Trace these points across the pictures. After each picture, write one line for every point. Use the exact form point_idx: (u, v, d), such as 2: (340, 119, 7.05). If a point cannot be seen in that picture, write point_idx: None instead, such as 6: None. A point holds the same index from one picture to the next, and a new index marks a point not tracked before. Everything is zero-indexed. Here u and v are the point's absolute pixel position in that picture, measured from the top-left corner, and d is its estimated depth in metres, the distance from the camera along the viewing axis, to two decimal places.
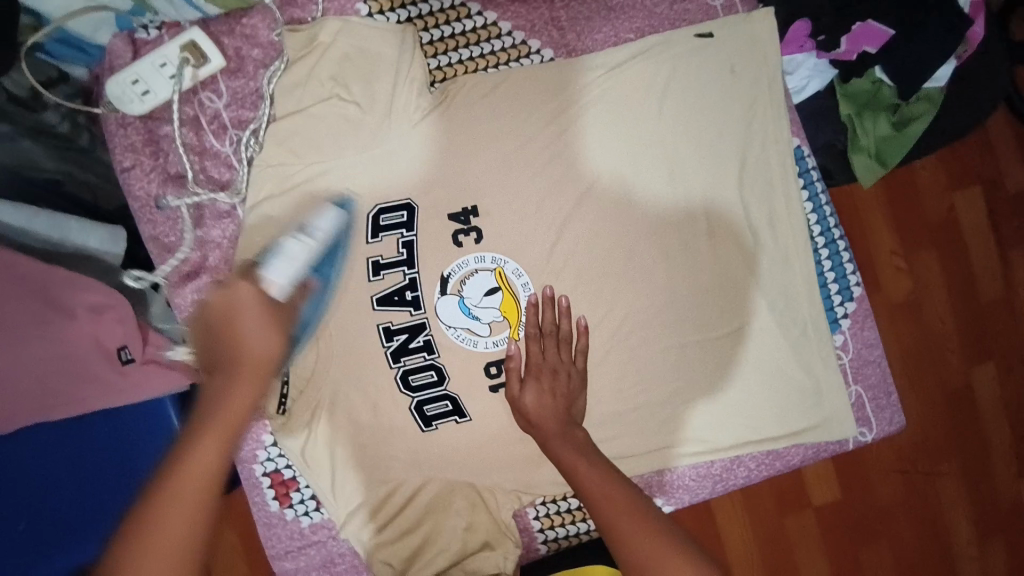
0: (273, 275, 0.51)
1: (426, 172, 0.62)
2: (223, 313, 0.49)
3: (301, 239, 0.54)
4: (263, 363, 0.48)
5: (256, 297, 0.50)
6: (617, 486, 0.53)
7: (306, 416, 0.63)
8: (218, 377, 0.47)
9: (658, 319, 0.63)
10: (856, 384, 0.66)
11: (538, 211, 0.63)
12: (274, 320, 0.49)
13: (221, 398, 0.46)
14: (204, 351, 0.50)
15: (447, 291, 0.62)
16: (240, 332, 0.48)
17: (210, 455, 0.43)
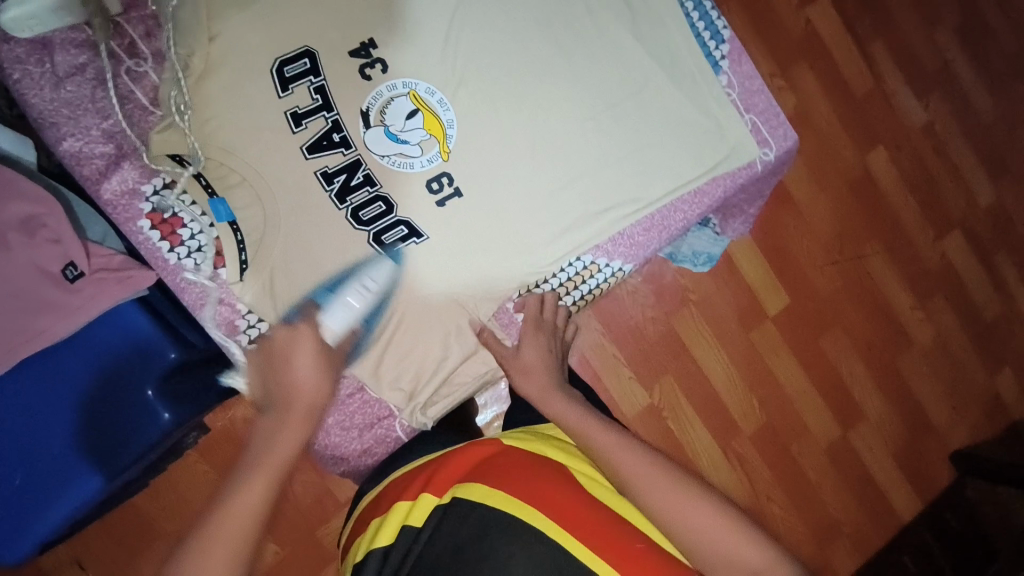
0: (329, 323, 0.62)
1: (313, 16, 0.64)
2: (286, 358, 0.60)
3: (357, 292, 0.63)
4: (311, 408, 0.59)
5: (314, 346, 0.60)
6: (618, 442, 0.64)
7: (266, 272, 0.65)
8: (271, 418, 0.58)
9: (568, 99, 0.69)
10: (749, 113, 0.75)
11: (429, 30, 0.67)
12: (323, 366, 0.60)
13: (274, 438, 0.57)
14: (262, 384, 0.61)
15: (371, 124, 0.65)
16: (294, 376, 0.59)
17: (256, 493, 0.54)
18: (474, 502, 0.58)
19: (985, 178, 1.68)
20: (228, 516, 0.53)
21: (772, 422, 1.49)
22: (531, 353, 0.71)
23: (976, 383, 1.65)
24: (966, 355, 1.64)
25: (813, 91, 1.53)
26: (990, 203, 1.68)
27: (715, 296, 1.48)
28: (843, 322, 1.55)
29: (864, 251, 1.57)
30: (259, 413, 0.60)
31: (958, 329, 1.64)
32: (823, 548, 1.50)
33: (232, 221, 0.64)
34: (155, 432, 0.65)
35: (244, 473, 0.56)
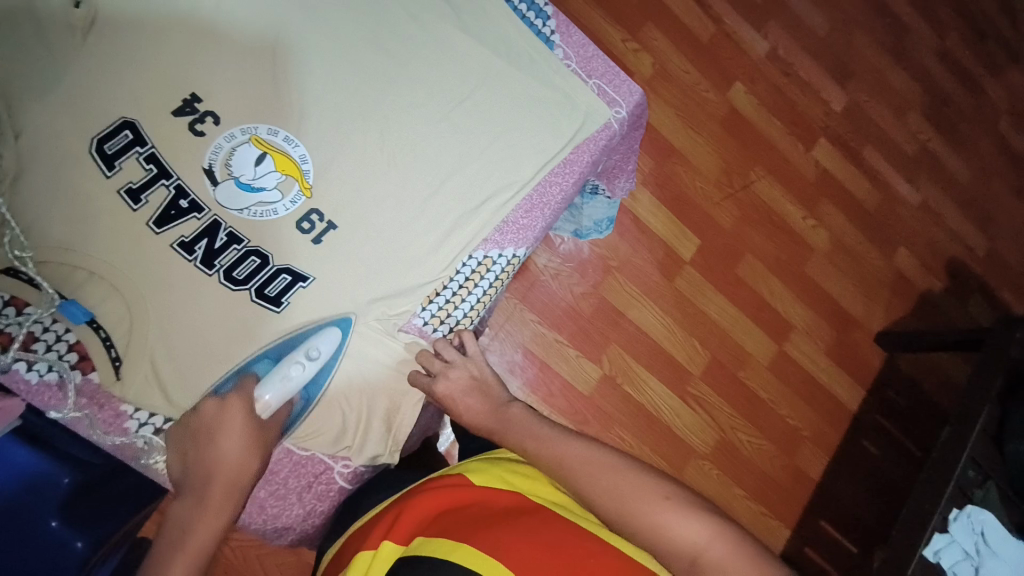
0: (265, 395, 0.60)
1: (123, 87, 0.61)
2: (211, 431, 0.59)
3: (301, 363, 0.61)
4: (231, 484, 0.59)
5: (244, 420, 0.59)
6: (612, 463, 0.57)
7: (144, 361, 0.60)
8: (190, 499, 0.58)
9: (414, 107, 0.70)
10: (591, 78, 0.78)
11: (254, 73, 0.65)
12: (251, 442, 0.59)
13: (192, 523, 0.57)
14: (181, 460, 0.60)
15: (218, 180, 0.62)
16: (219, 452, 0.58)
17: None
18: (434, 563, 0.53)
19: (834, 87, 1.81)
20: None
21: (717, 359, 1.56)
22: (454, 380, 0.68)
23: (880, 271, 1.77)
24: (865, 247, 1.77)
25: (664, 49, 1.63)
26: (845, 107, 1.82)
27: (634, 256, 1.53)
28: (751, 248, 1.64)
29: (750, 179, 1.68)
30: (178, 493, 0.60)
31: (850, 226, 1.76)
32: (791, 459, 1.58)
33: (92, 320, 0.60)
34: (74, 565, 0.63)
35: (162, 565, 0.55)
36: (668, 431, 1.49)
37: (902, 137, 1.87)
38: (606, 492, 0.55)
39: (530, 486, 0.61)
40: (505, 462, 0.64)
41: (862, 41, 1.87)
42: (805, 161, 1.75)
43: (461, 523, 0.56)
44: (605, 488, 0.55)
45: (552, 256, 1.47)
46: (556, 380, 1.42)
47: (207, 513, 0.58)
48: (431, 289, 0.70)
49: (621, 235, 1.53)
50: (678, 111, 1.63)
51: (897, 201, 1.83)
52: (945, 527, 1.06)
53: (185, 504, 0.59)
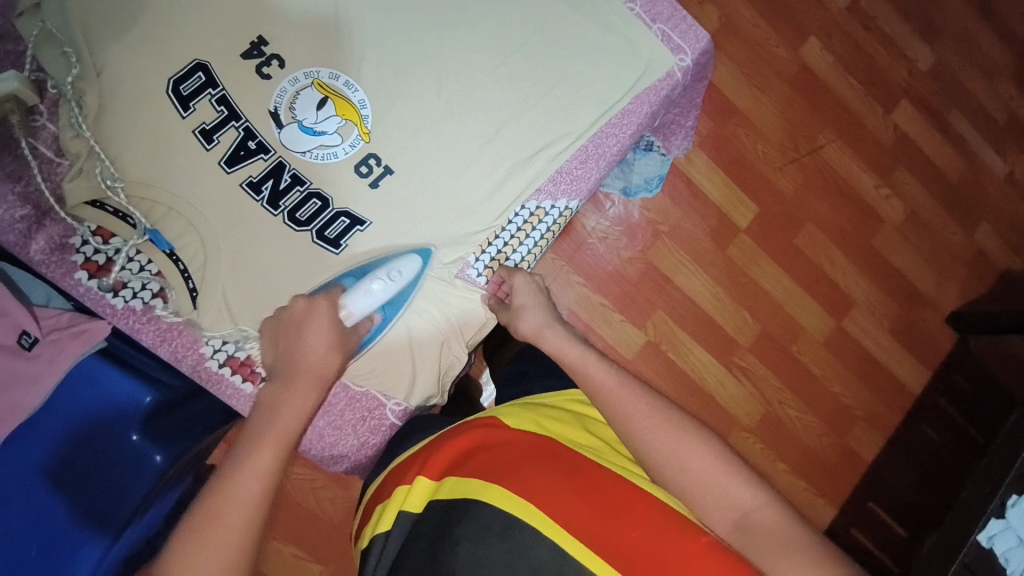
0: (350, 306, 0.62)
1: (196, 29, 0.63)
2: (298, 328, 0.61)
3: (383, 279, 0.63)
4: (319, 376, 0.59)
5: (329, 323, 0.61)
6: (655, 418, 0.57)
7: (218, 294, 0.64)
8: (276, 386, 0.59)
9: (474, 53, 0.69)
10: (656, 23, 0.73)
11: (318, 16, 0.66)
12: (335, 343, 0.61)
13: (281, 407, 0.57)
14: (272, 350, 0.62)
15: (283, 123, 0.64)
16: (304, 348, 0.60)
17: (249, 481, 0.52)
18: (469, 499, 0.54)
19: (920, 44, 1.66)
20: (236, 490, 0.52)
21: (767, 331, 1.51)
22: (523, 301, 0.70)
23: (956, 246, 1.65)
24: (941, 221, 1.65)
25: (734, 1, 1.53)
26: (930, 65, 1.67)
27: (685, 222, 1.49)
28: (812, 217, 1.56)
29: (819, 143, 1.58)
30: (267, 379, 0.61)
31: (926, 197, 1.64)
32: (840, 437, 1.54)
33: (170, 251, 0.63)
34: (151, 474, 0.68)
35: (247, 448, 0.55)
36: (712, 401, 1.47)
37: (993, 101, 1.71)
38: (649, 447, 0.56)
39: (562, 432, 0.61)
40: (543, 409, 0.66)
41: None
42: (881, 125, 1.63)
43: (494, 457, 0.57)
44: (647, 434, 0.56)
45: (601, 218, 1.45)
46: (599, 344, 1.42)
47: (289, 403, 0.58)
48: (484, 238, 0.70)
49: (673, 200, 1.49)
50: (744, 69, 1.54)
51: (982, 171, 1.69)
52: (1001, 513, 1.01)
53: (266, 390, 0.59)
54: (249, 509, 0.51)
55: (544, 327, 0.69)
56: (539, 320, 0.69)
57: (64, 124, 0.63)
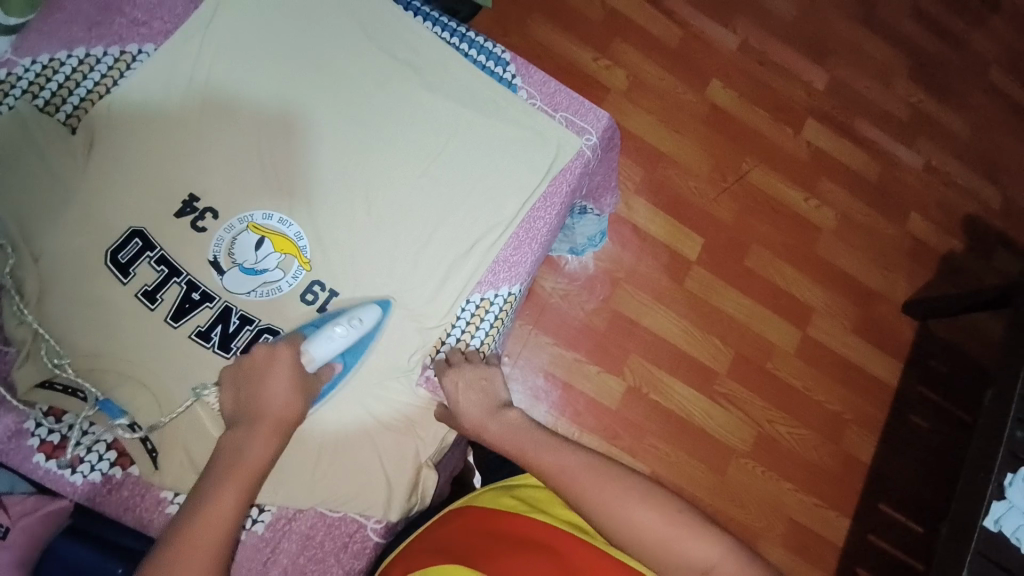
0: (312, 351, 0.64)
1: (128, 199, 0.66)
2: (260, 376, 0.61)
3: (345, 326, 0.65)
4: (281, 420, 0.59)
5: (291, 371, 0.61)
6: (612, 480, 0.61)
7: (178, 450, 0.63)
8: (241, 430, 0.59)
9: (396, 170, 0.74)
10: (557, 112, 0.81)
11: (243, 162, 0.70)
12: (297, 389, 0.61)
13: (245, 449, 0.57)
14: (232, 398, 0.61)
15: (224, 269, 0.67)
16: (269, 393, 0.60)
17: (227, 503, 0.54)
18: None
19: (812, 66, 1.81)
20: (207, 521, 0.52)
21: (740, 354, 1.55)
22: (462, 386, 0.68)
23: (893, 239, 1.74)
24: (873, 219, 1.74)
25: (637, 60, 1.68)
26: (826, 83, 1.81)
27: (639, 266, 1.54)
28: (754, 237, 1.64)
29: (744, 169, 1.69)
30: (230, 427, 0.60)
31: (853, 199, 1.74)
32: (835, 444, 1.55)
33: (125, 416, 0.63)
34: None
35: (218, 478, 0.55)
36: (703, 434, 1.48)
37: (891, 103, 1.84)
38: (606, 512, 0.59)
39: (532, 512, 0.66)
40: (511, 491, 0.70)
41: (829, 18, 1.87)
42: (795, 142, 1.75)
43: (474, 545, 0.62)
44: (602, 499, 0.59)
45: (558, 277, 1.49)
46: (582, 400, 1.43)
47: (256, 445, 0.58)
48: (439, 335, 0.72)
49: (623, 248, 1.55)
50: (661, 116, 1.66)
51: (899, 166, 1.80)
52: (1002, 495, 1.02)
53: (233, 433, 0.59)
54: (222, 534, 0.52)
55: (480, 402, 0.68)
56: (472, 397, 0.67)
57: (6, 313, 0.64)
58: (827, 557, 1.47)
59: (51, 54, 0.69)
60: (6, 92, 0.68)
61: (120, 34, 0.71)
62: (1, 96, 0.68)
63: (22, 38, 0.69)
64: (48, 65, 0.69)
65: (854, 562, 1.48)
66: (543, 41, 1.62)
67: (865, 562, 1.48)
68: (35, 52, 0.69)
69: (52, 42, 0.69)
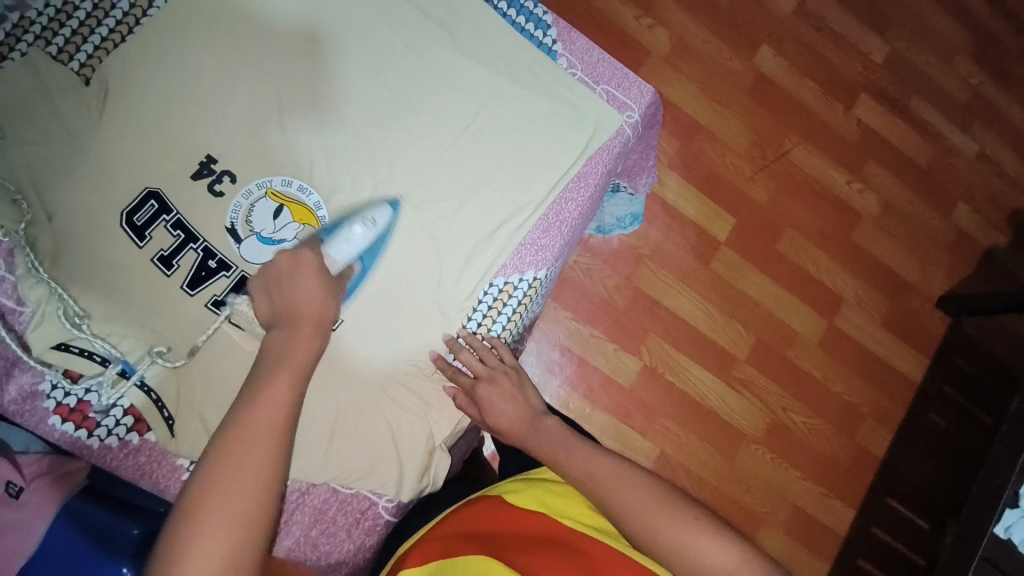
0: (334, 254, 0.63)
1: (143, 158, 0.63)
2: (290, 280, 0.59)
3: (362, 225, 0.65)
4: (319, 320, 0.58)
5: (319, 272, 0.60)
6: (641, 486, 0.58)
7: (194, 420, 0.63)
8: (283, 332, 0.56)
9: (423, 141, 0.70)
10: (599, 84, 0.75)
11: (263, 125, 0.67)
12: (329, 289, 0.60)
13: (290, 348, 0.55)
14: (267, 304, 0.59)
15: (241, 237, 0.65)
16: (302, 293, 0.58)
17: (282, 390, 0.51)
18: None
19: (871, 38, 1.68)
20: (264, 403, 0.50)
21: (761, 340, 1.51)
22: (500, 393, 0.68)
23: (936, 231, 1.65)
24: (916, 208, 1.65)
25: (682, 21, 1.57)
26: (885, 57, 1.68)
27: (665, 244, 1.49)
28: (788, 221, 1.57)
29: (785, 147, 1.60)
30: (268, 330, 0.58)
31: (898, 186, 1.65)
32: (848, 437, 1.52)
33: (143, 382, 0.62)
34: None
35: (268, 370, 0.53)
36: (716, 418, 1.46)
37: (953, 86, 1.71)
38: (628, 511, 0.56)
39: (561, 507, 0.64)
40: (542, 481, 0.67)
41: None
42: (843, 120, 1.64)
43: (492, 543, 0.60)
44: (625, 500, 0.57)
45: (582, 250, 1.45)
46: (597, 377, 1.42)
47: (299, 341, 0.56)
48: (468, 312, 0.70)
49: (650, 223, 1.49)
50: (702, 85, 1.56)
51: (952, 152, 1.69)
52: (1015, 503, 1.00)
53: (274, 336, 0.57)
54: (277, 426, 0.49)
55: (518, 416, 0.68)
56: (511, 410, 0.68)
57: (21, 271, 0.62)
58: (828, 546, 1.47)
59: None
60: (19, 39, 0.64)
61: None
62: (13, 42, 0.64)
63: None
64: (62, 9, 0.65)
65: (855, 551, 1.48)
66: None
67: (867, 553, 1.48)
68: None
69: None
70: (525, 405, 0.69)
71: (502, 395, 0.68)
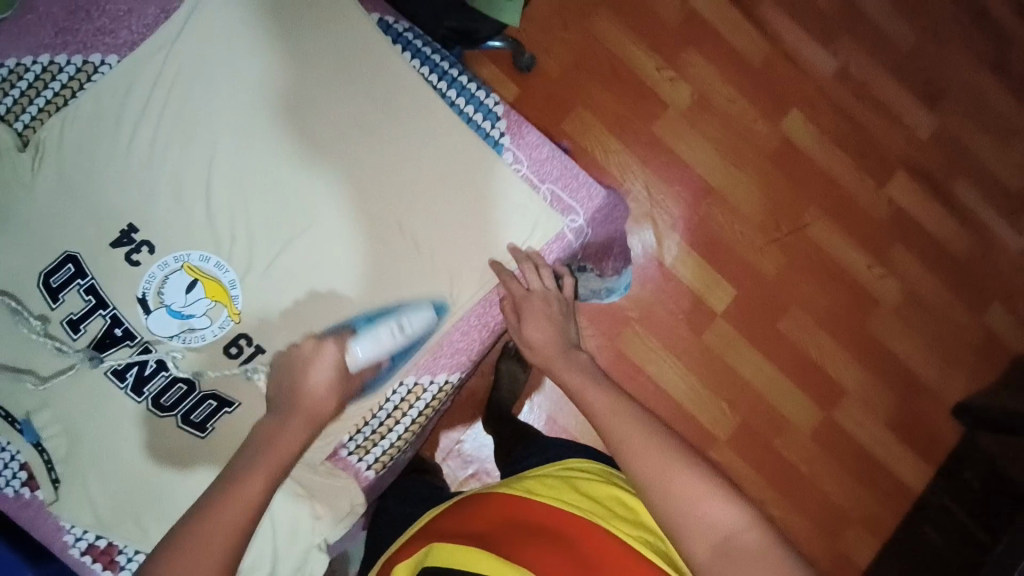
0: (356, 352, 0.64)
1: (65, 218, 0.65)
2: (303, 368, 0.62)
3: (390, 327, 0.66)
4: (315, 414, 0.60)
5: (332, 366, 0.62)
6: (637, 424, 0.58)
7: (77, 486, 0.64)
8: (278, 418, 0.59)
9: (347, 225, 0.68)
10: (543, 183, 0.73)
11: (189, 197, 0.67)
12: (336, 388, 0.62)
13: (277, 436, 0.57)
14: (276, 385, 0.62)
15: (151, 308, 0.65)
16: (309, 382, 0.61)
17: (256, 486, 0.54)
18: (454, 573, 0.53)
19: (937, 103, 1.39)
20: (231, 503, 0.52)
21: (747, 427, 1.33)
22: (547, 309, 0.70)
23: (978, 335, 1.38)
24: (958, 308, 1.38)
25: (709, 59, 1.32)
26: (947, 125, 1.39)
27: (657, 306, 1.32)
28: (800, 305, 1.35)
29: (803, 221, 1.35)
30: (268, 411, 0.61)
31: (940, 281, 1.38)
32: (829, 545, 1.33)
33: (38, 443, 0.64)
34: None
35: (251, 457, 0.56)
36: None
37: None
38: (622, 445, 0.56)
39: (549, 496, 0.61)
40: (534, 478, 0.65)
41: (995, 33, 1.39)
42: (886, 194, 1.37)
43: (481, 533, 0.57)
44: (619, 432, 0.57)
45: None
46: None
47: (287, 431, 0.58)
48: (368, 410, 0.69)
49: (643, 283, 1.32)
50: (711, 132, 1.33)
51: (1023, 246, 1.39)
52: None
53: (264, 420, 0.59)
54: (239, 521, 0.52)
55: (558, 341, 0.69)
56: (553, 338, 0.69)
57: None
58: None
59: (16, 59, 0.66)
60: None
61: (86, 43, 0.67)
62: None
63: None
64: (14, 69, 0.66)
65: None
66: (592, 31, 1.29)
67: None
68: (3, 55, 0.67)
69: (20, 45, 0.67)
70: (563, 333, 0.70)
71: (547, 312, 0.70)
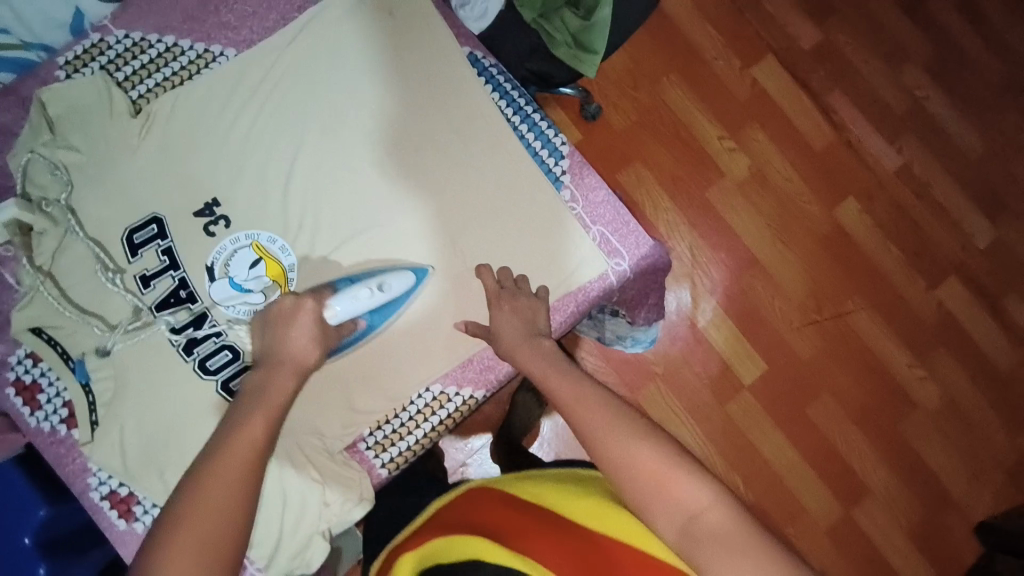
0: (335, 307, 0.65)
1: (157, 182, 0.71)
2: (285, 322, 0.63)
3: (370, 289, 0.67)
4: (298, 368, 0.61)
5: (313, 324, 0.63)
6: (607, 411, 0.57)
7: (113, 430, 0.68)
8: (263, 370, 0.60)
9: (405, 233, 0.72)
10: (595, 224, 0.75)
11: (268, 182, 0.72)
12: (317, 339, 0.63)
13: (267, 387, 0.58)
14: (259, 341, 0.63)
15: (216, 277, 0.70)
16: (290, 338, 0.62)
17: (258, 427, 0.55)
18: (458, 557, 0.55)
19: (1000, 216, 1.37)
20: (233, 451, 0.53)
21: (761, 510, 1.26)
22: (517, 299, 0.68)
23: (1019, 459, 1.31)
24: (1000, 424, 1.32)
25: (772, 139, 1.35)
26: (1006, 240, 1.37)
27: (684, 367, 1.29)
28: (832, 394, 1.31)
29: (846, 308, 1.33)
30: (252, 365, 0.62)
31: (985, 393, 1.33)
32: None
33: (85, 383, 0.69)
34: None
35: (242, 407, 0.57)
36: None
37: None
38: (593, 436, 0.55)
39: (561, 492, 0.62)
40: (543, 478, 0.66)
41: None
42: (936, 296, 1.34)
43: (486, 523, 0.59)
44: (586, 420, 0.57)
45: (588, 354, 1.28)
46: None
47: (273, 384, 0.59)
48: (390, 410, 0.72)
49: (672, 342, 1.30)
50: (764, 206, 1.34)
51: None
52: None
53: (252, 373, 0.60)
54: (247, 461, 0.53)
55: (531, 332, 0.66)
56: (529, 328, 0.66)
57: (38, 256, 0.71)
58: None
59: (142, 33, 0.74)
60: (91, 58, 0.74)
61: (209, 34, 0.75)
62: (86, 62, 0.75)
63: (124, 11, 0.74)
64: (138, 43, 0.74)
65: None
66: (666, 97, 1.34)
67: None
68: (131, 26, 0.74)
69: (148, 24, 0.75)
70: (536, 323, 0.67)
71: (518, 302, 0.68)
